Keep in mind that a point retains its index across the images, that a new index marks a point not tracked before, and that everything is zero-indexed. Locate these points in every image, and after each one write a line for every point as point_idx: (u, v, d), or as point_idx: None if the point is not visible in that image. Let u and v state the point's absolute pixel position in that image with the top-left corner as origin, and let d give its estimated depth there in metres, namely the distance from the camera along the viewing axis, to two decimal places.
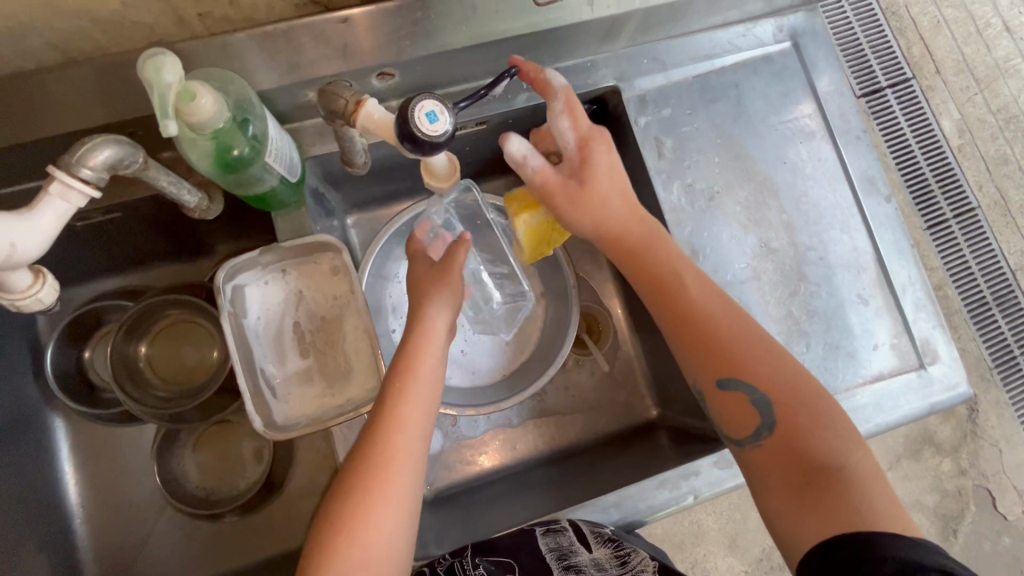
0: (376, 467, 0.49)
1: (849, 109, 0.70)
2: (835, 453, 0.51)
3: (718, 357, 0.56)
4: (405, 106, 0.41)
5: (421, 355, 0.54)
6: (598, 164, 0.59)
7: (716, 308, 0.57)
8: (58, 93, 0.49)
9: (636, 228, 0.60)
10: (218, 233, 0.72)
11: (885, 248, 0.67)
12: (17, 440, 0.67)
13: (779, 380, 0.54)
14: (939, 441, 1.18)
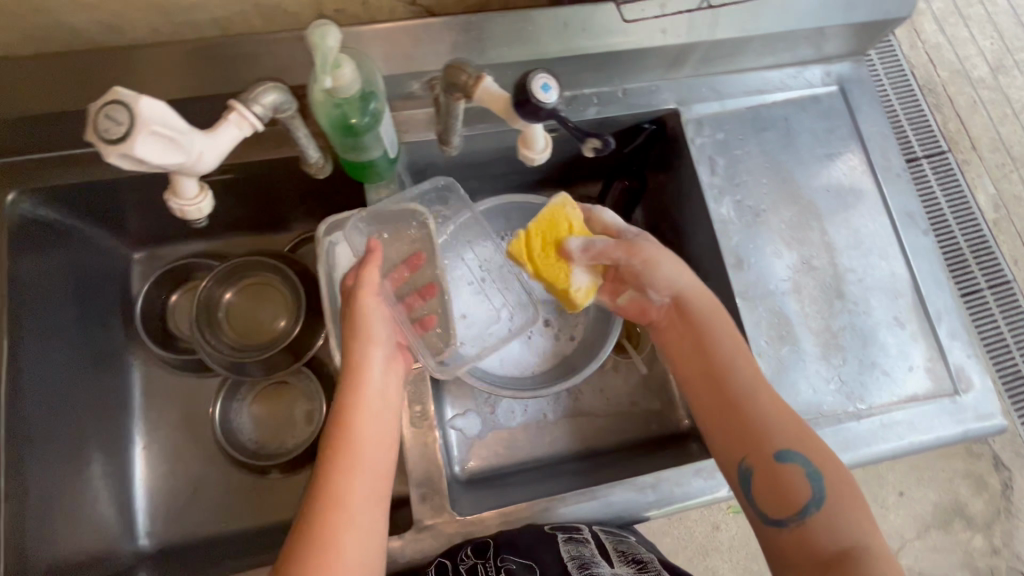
0: (320, 544, 0.51)
1: (890, 149, 0.75)
2: (861, 529, 0.54)
3: (759, 436, 0.59)
4: (526, 76, 0.49)
5: (352, 395, 0.59)
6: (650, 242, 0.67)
7: (762, 391, 0.61)
8: (210, 57, 0.57)
9: (700, 302, 0.66)
10: (303, 210, 0.81)
11: (923, 278, 0.71)
12: (100, 370, 0.74)
13: (828, 462, 0.57)
14: (971, 515, 1.14)
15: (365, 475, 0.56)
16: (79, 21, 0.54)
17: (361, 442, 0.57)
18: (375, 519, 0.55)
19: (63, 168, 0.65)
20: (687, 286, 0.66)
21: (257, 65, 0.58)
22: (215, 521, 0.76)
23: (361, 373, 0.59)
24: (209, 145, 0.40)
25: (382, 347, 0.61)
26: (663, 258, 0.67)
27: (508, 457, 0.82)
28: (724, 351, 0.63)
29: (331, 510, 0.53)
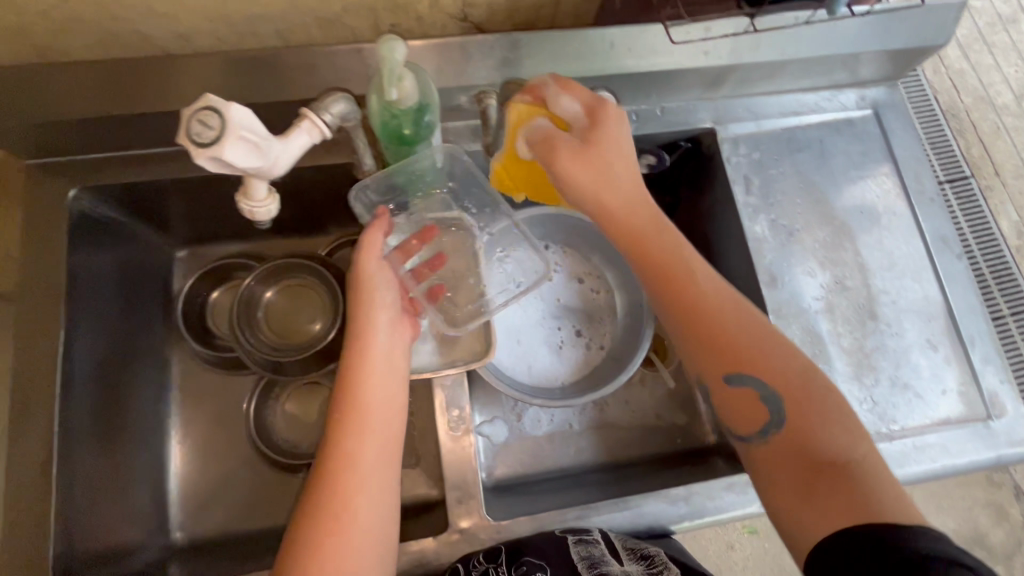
0: (331, 506, 0.53)
1: (924, 174, 0.76)
2: (847, 446, 0.50)
3: (730, 353, 0.55)
4: None
5: (358, 360, 0.59)
6: (606, 134, 0.57)
7: (728, 303, 0.57)
8: (271, 68, 0.60)
9: (636, 207, 0.58)
10: (341, 215, 0.83)
11: (955, 302, 0.71)
12: (141, 363, 0.76)
13: (790, 376, 0.54)
14: (991, 545, 1.13)
15: (372, 436, 0.57)
16: (153, 29, 0.57)
17: (365, 405, 0.58)
18: (384, 480, 0.56)
19: (119, 167, 0.67)
20: (621, 195, 0.58)
21: (314, 74, 0.61)
22: (245, 517, 0.77)
23: (365, 336, 0.60)
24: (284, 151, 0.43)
25: (387, 310, 0.62)
26: (588, 165, 0.57)
27: (534, 465, 0.82)
28: (667, 261, 0.57)
29: (340, 472, 0.54)
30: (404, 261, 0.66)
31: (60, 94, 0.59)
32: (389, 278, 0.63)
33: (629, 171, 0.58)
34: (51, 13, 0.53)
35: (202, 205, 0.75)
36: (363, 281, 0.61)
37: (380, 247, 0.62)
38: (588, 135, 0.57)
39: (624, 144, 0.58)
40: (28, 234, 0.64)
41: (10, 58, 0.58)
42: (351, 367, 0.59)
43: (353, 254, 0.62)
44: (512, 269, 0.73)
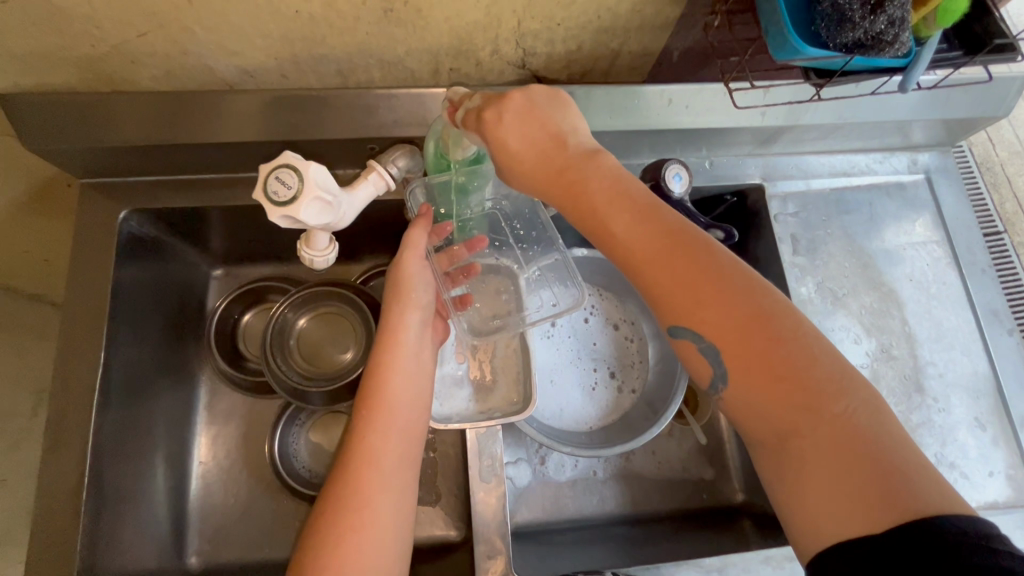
0: (353, 502, 0.50)
1: (975, 243, 0.74)
2: (823, 405, 0.40)
3: (669, 300, 0.45)
4: (660, 167, 0.63)
5: (387, 359, 0.58)
6: (503, 118, 0.49)
7: (653, 237, 0.46)
8: (327, 106, 0.61)
9: (552, 191, 0.49)
10: (379, 245, 0.83)
11: (1005, 377, 0.69)
12: (171, 383, 0.76)
13: (731, 324, 0.43)
14: None
15: (399, 436, 0.55)
16: (220, 65, 0.58)
17: (393, 403, 0.56)
18: (406, 479, 0.54)
19: (170, 192, 0.68)
20: (551, 168, 0.49)
21: (371, 115, 0.61)
22: (262, 548, 0.76)
23: (398, 334, 0.59)
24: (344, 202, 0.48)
25: (421, 311, 0.61)
26: (507, 161, 0.50)
27: (556, 513, 0.80)
28: (591, 225, 0.48)
29: (365, 469, 0.52)
30: (444, 266, 0.65)
31: (110, 119, 0.59)
32: (428, 278, 0.62)
33: (538, 153, 0.49)
34: (125, 46, 0.54)
35: (243, 229, 0.75)
36: (398, 281, 0.60)
37: (423, 248, 0.61)
38: (490, 123, 0.49)
39: (514, 142, 0.49)
40: (77, 253, 0.65)
41: (76, 84, 0.59)
42: (379, 366, 0.58)
43: (394, 256, 0.60)
44: (548, 298, 0.66)
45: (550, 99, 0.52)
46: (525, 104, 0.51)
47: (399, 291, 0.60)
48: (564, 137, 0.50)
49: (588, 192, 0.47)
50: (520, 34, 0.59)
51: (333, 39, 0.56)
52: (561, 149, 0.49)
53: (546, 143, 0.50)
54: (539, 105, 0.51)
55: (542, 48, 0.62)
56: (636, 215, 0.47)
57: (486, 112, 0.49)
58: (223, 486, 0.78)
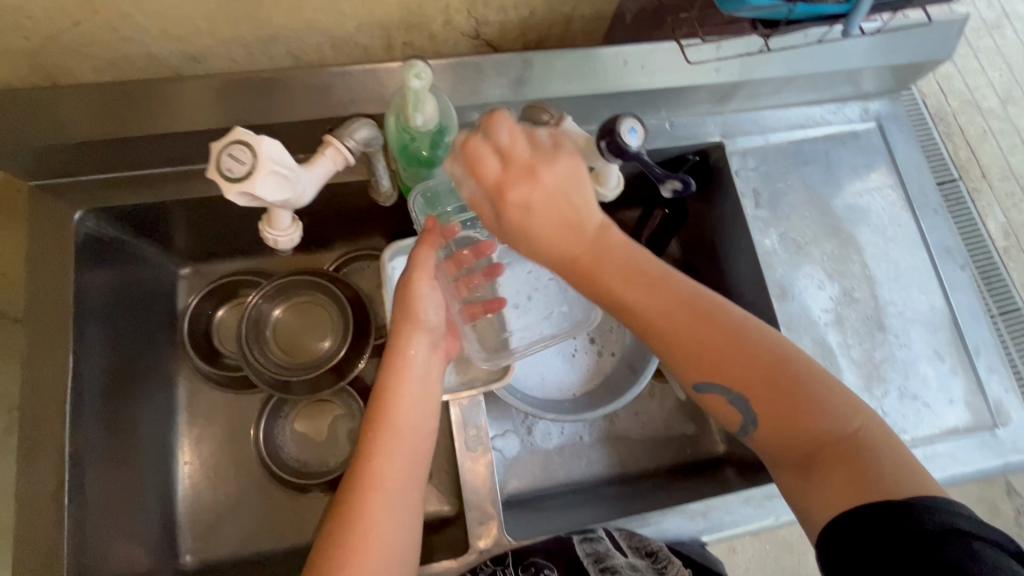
0: (360, 523, 0.51)
1: (926, 185, 0.77)
2: (838, 424, 0.46)
3: (699, 358, 0.49)
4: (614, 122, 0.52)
5: (394, 381, 0.58)
6: (519, 202, 0.49)
7: (677, 306, 0.49)
8: (281, 88, 0.59)
9: (570, 271, 0.51)
10: (348, 230, 0.82)
11: (960, 311, 0.73)
12: (147, 387, 0.74)
13: (755, 376, 0.48)
14: None
15: (405, 457, 0.56)
16: (164, 51, 0.56)
17: (400, 425, 0.56)
18: (411, 499, 0.54)
19: (124, 189, 0.66)
20: (570, 251, 0.50)
21: (327, 95, 0.60)
22: (258, 540, 0.77)
23: (404, 356, 0.59)
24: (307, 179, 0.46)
25: (428, 331, 0.61)
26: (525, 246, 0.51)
27: (546, 480, 0.81)
28: (616, 302, 0.51)
29: (371, 491, 0.53)
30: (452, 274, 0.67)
31: (58, 117, 0.58)
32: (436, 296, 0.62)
33: (554, 231, 0.49)
34: (60, 37, 0.52)
35: (207, 222, 0.74)
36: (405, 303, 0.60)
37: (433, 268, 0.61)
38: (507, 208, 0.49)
39: (535, 230, 0.49)
40: (32, 260, 0.63)
41: (15, 82, 0.57)
42: (387, 387, 0.58)
43: (407, 262, 0.59)
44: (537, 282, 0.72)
45: (568, 168, 0.50)
46: (542, 186, 0.49)
47: (405, 312, 0.60)
48: (579, 215, 0.49)
49: (607, 273, 0.50)
50: (471, 3, 0.59)
51: (280, 18, 0.55)
52: (575, 229, 0.50)
53: (562, 224, 0.49)
54: (549, 176, 0.49)
55: (495, 17, 0.62)
56: (654, 284, 0.50)
57: (507, 203, 0.48)
58: (212, 483, 0.78)
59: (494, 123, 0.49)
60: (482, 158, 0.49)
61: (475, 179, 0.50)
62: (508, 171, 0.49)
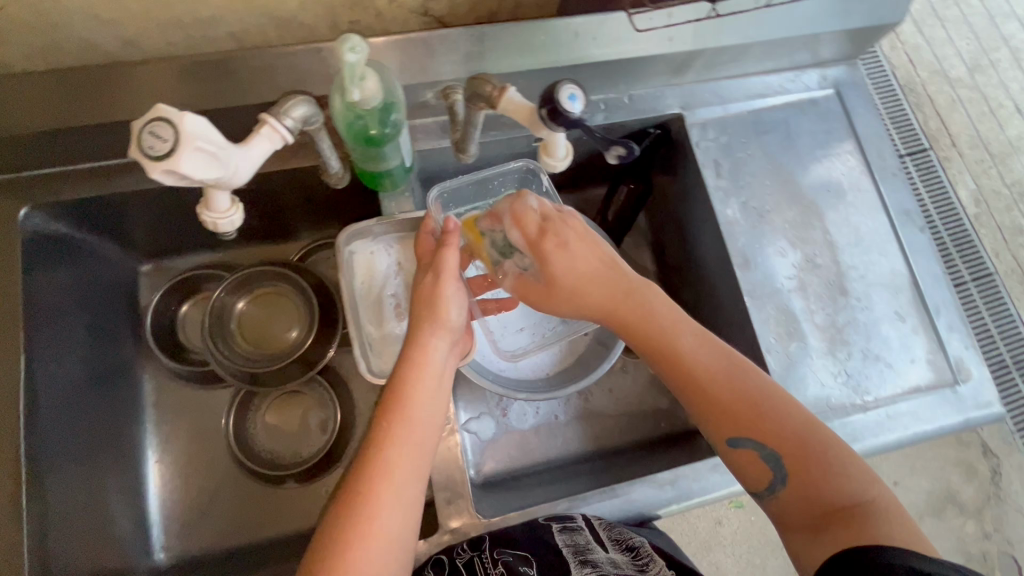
0: (362, 513, 0.50)
1: (885, 149, 0.78)
2: (856, 490, 0.52)
3: (727, 418, 0.57)
4: (554, 87, 0.47)
5: (414, 372, 0.56)
6: (554, 256, 0.63)
7: (712, 361, 0.59)
8: (227, 71, 0.58)
9: (609, 315, 0.64)
10: (312, 219, 0.80)
11: (920, 273, 0.74)
12: (110, 385, 0.73)
13: (787, 436, 0.56)
14: (963, 502, 1.10)
15: (415, 454, 0.54)
16: (98, 36, 0.55)
17: (415, 419, 0.55)
18: (416, 493, 0.53)
19: (68, 182, 0.63)
20: (598, 299, 0.63)
21: (271, 76, 0.58)
22: (234, 532, 0.77)
23: (425, 353, 0.57)
24: (243, 159, 0.44)
25: (451, 331, 0.59)
26: (561, 298, 0.64)
27: (522, 460, 0.82)
28: (652, 353, 0.62)
29: (378, 481, 0.51)
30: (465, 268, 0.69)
31: (3, 111, 0.57)
32: (461, 295, 0.61)
33: (592, 287, 0.63)
34: None
35: (162, 215, 0.72)
36: (430, 296, 0.59)
37: (457, 267, 0.60)
38: (546, 257, 0.63)
39: (569, 274, 0.63)
40: None
41: None
42: (406, 376, 0.56)
43: (415, 249, 0.63)
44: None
45: (594, 237, 0.65)
46: (579, 237, 0.64)
47: (431, 307, 0.59)
48: (617, 266, 0.65)
49: (651, 319, 0.62)
50: None
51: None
52: (614, 279, 0.64)
53: (600, 274, 0.64)
54: (591, 246, 0.64)
55: None
56: (699, 339, 0.61)
57: (547, 242, 0.63)
58: (185, 477, 0.77)
59: (527, 196, 0.64)
60: (527, 216, 0.63)
61: (523, 233, 0.64)
62: (557, 226, 0.64)
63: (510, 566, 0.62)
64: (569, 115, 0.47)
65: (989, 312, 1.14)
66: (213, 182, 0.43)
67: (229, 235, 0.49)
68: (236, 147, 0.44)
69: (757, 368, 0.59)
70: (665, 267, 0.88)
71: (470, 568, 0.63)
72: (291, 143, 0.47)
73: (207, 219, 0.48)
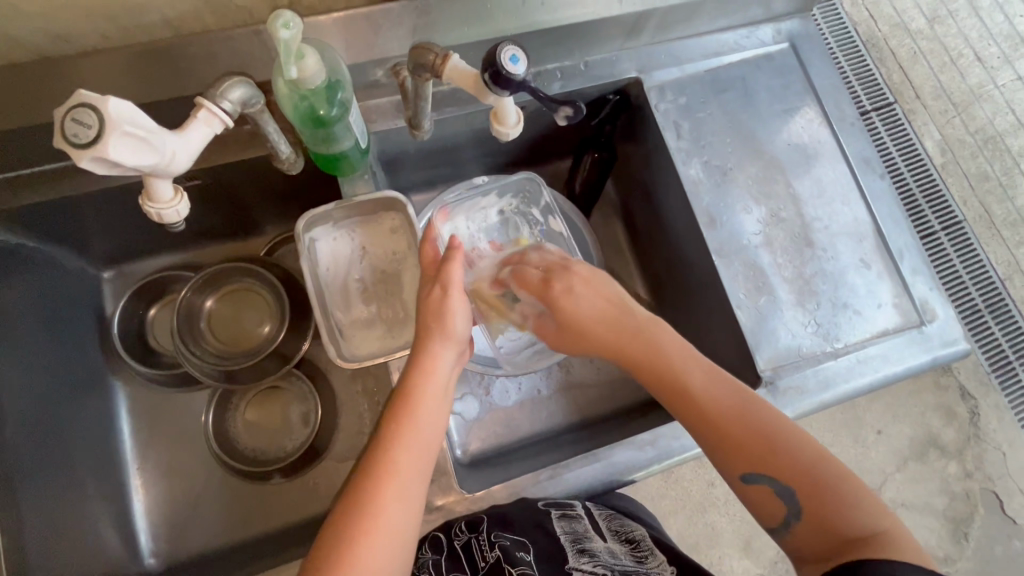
0: (368, 508, 0.51)
1: (842, 100, 0.78)
2: (867, 521, 0.51)
3: (740, 453, 0.57)
4: (493, 50, 0.47)
5: (420, 379, 0.57)
6: (563, 300, 0.66)
7: (724, 395, 0.59)
8: (171, 61, 0.57)
9: (625, 353, 0.64)
10: (275, 213, 0.79)
11: (882, 219, 0.75)
12: (82, 396, 0.72)
13: (799, 467, 0.55)
14: (944, 444, 1.13)
15: (418, 454, 0.55)
16: (24, 32, 0.51)
17: (420, 423, 0.56)
18: (419, 491, 0.54)
19: (15, 188, 0.60)
20: (608, 332, 0.65)
21: (212, 64, 0.57)
22: (224, 532, 0.76)
23: (429, 367, 0.58)
24: (181, 146, 0.45)
25: (457, 344, 0.59)
26: (573, 338, 0.67)
27: (507, 436, 0.82)
28: (666, 387, 0.61)
29: (384, 480, 0.53)
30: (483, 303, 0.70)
31: None
32: (465, 307, 0.60)
33: (605, 328, 0.65)
34: None
35: (118, 218, 0.70)
36: (438, 312, 0.58)
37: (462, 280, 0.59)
38: (549, 299, 0.67)
39: (581, 316, 0.66)
40: None
41: None
42: (413, 378, 0.57)
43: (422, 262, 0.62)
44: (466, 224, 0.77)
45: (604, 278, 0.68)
46: (586, 279, 0.67)
47: (437, 322, 0.58)
48: (628, 305, 0.66)
49: (661, 354, 0.62)
50: None
51: None
52: (625, 317, 0.65)
53: (610, 314, 0.65)
54: (602, 289, 0.67)
55: None
56: (708, 373, 0.61)
57: (554, 287, 0.66)
58: (170, 482, 0.77)
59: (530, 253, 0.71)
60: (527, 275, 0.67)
61: (535, 283, 0.68)
62: (560, 273, 0.67)
63: (507, 553, 0.62)
64: (512, 77, 0.48)
65: (960, 258, 1.15)
66: (149, 168, 0.43)
67: (177, 225, 0.49)
68: (172, 133, 0.44)
69: (764, 400, 0.59)
70: (635, 235, 0.89)
71: (467, 550, 0.64)
72: (232, 127, 0.47)
73: (152, 211, 0.48)
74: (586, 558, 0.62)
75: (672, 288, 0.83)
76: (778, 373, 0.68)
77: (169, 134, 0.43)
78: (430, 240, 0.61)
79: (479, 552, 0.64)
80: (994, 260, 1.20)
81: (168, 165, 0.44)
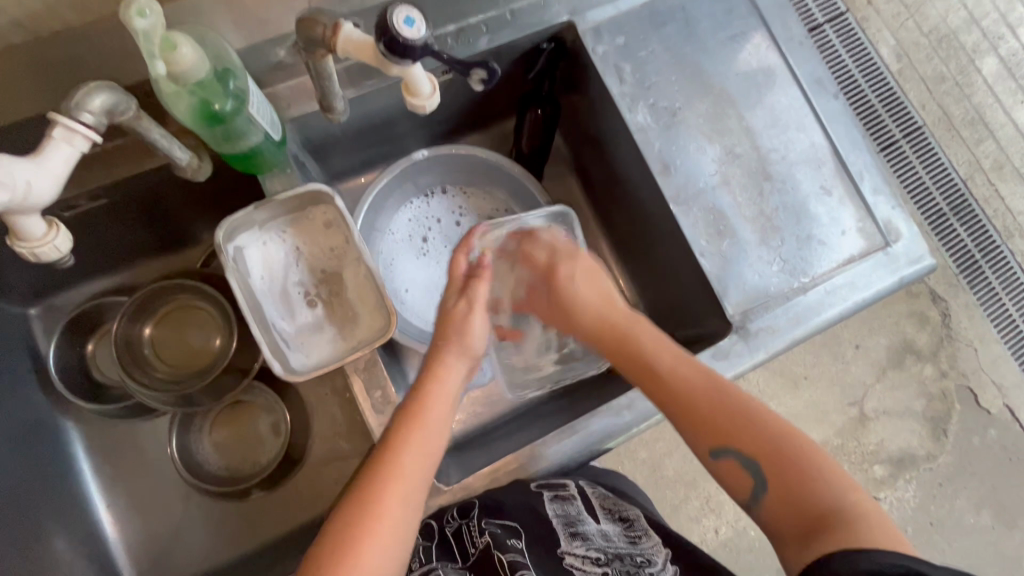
0: (371, 503, 0.50)
1: (788, 18, 0.74)
2: (837, 500, 0.51)
3: (713, 429, 0.57)
4: (383, 14, 0.42)
5: (427, 385, 0.58)
6: (571, 269, 0.70)
7: (695, 381, 0.59)
8: (29, 69, 0.49)
9: (606, 338, 0.66)
10: (204, 220, 0.72)
11: (839, 141, 0.72)
12: (33, 445, 0.67)
13: (766, 444, 0.55)
14: (919, 349, 1.15)
15: (424, 455, 0.54)
16: None
17: (430, 425, 0.56)
18: (423, 490, 0.53)
19: None
20: (598, 296, 0.69)
21: (77, 65, 0.50)
22: (215, 553, 0.75)
23: (440, 377, 0.59)
24: (39, 174, 0.41)
25: (469, 358, 0.62)
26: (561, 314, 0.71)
27: (488, 414, 0.80)
28: (640, 368, 0.62)
29: (389, 474, 0.52)
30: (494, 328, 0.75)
31: None
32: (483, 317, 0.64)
33: (594, 306, 0.68)
34: None
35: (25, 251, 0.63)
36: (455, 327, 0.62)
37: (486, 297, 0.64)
38: (559, 261, 0.71)
39: (586, 295, 0.69)
40: None
41: None
42: (422, 385, 0.58)
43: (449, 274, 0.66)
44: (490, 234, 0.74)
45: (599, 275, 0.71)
46: (590, 266, 0.71)
47: (456, 335, 0.62)
48: (612, 299, 0.69)
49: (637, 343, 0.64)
50: None
51: None
52: (611, 312, 0.68)
53: (602, 300, 0.69)
54: (592, 277, 0.70)
55: None
56: (676, 359, 0.61)
57: (562, 268, 0.70)
58: (150, 515, 0.74)
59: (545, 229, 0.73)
60: (535, 250, 0.72)
61: (538, 258, 0.72)
62: (572, 248, 0.71)
63: (497, 540, 0.60)
64: (408, 42, 0.43)
65: (922, 164, 1.14)
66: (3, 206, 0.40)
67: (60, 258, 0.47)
68: (24, 161, 0.41)
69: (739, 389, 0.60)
70: (592, 188, 0.85)
71: (458, 537, 0.63)
72: (100, 141, 0.44)
73: (24, 247, 0.46)
74: (579, 541, 0.61)
75: (635, 239, 0.80)
76: (748, 316, 0.67)
77: (18, 163, 0.40)
78: (463, 253, 0.66)
79: (469, 541, 0.62)
80: (955, 162, 1.20)
81: (27, 198, 0.41)
